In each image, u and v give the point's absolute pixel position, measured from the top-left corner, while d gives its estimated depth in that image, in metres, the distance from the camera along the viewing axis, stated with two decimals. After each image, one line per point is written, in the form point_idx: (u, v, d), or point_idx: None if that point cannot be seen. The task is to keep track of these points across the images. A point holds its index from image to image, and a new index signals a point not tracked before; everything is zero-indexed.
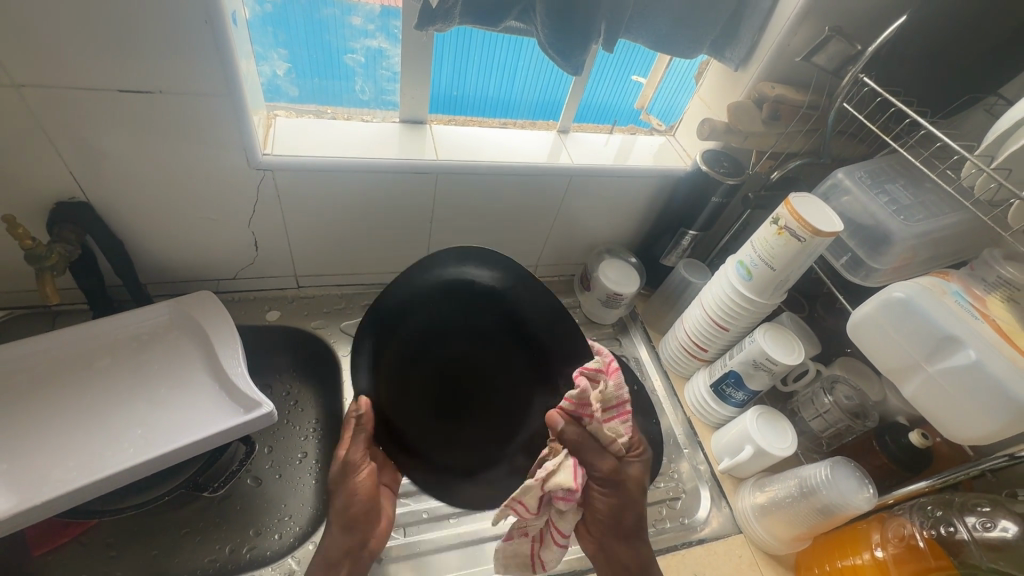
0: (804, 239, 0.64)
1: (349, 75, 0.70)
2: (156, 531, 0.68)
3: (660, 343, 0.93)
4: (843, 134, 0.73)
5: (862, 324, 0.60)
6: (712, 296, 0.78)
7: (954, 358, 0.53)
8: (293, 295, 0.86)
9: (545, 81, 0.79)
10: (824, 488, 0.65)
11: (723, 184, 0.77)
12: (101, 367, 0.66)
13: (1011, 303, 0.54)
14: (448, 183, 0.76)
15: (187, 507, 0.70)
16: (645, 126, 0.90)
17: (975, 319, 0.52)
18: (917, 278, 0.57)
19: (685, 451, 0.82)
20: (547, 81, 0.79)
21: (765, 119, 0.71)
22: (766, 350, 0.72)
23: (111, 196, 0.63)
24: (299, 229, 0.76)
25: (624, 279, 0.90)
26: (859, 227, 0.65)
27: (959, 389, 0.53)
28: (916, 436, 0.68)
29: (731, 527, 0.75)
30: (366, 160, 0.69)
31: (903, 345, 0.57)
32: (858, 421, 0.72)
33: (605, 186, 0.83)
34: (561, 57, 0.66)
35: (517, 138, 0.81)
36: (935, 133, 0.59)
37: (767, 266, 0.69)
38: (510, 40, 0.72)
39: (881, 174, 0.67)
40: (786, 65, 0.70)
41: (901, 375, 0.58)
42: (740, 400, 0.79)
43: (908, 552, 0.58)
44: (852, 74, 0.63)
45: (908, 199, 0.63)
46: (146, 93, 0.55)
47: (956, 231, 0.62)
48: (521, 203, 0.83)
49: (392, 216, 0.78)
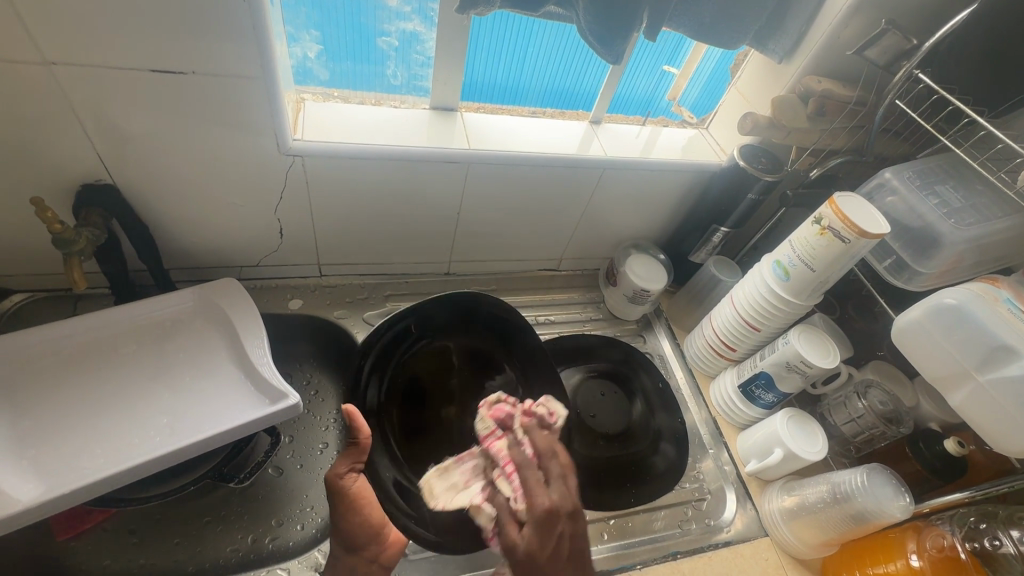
0: (848, 241, 0.62)
1: (381, 58, 0.68)
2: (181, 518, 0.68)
3: (685, 340, 0.91)
4: (888, 132, 0.71)
5: (909, 329, 0.59)
6: (745, 295, 0.77)
7: (1008, 368, 0.51)
8: (315, 283, 0.85)
9: (558, 67, 0.76)
10: (858, 495, 0.63)
11: (760, 180, 0.75)
12: (126, 354, 0.65)
13: None
14: (478, 172, 0.74)
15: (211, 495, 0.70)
16: (677, 118, 0.87)
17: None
18: (972, 283, 0.55)
19: (710, 451, 0.81)
20: (558, 67, 0.76)
21: (810, 114, 0.69)
22: (801, 352, 0.70)
23: (138, 179, 0.62)
24: (325, 216, 0.74)
25: (651, 275, 0.88)
26: (906, 230, 0.63)
27: (1010, 400, 0.51)
28: (951, 444, 0.66)
29: (756, 529, 0.74)
30: (396, 148, 0.67)
31: (953, 353, 0.55)
32: (892, 426, 0.71)
33: (637, 180, 0.81)
34: (601, 45, 0.64)
35: (549, 128, 0.79)
36: (994, 133, 0.56)
37: (806, 267, 0.67)
38: (520, 21, 0.68)
39: (930, 175, 0.64)
40: (834, 58, 0.67)
41: (948, 382, 0.56)
42: (769, 402, 0.78)
43: (949, 564, 0.57)
44: (906, 70, 0.61)
45: (958, 202, 0.61)
46: (177, 73, 0.53)
47: (1007, 236, 0.60)
48: (550, 194, 0.81)
49: (418, 204, 0.77)
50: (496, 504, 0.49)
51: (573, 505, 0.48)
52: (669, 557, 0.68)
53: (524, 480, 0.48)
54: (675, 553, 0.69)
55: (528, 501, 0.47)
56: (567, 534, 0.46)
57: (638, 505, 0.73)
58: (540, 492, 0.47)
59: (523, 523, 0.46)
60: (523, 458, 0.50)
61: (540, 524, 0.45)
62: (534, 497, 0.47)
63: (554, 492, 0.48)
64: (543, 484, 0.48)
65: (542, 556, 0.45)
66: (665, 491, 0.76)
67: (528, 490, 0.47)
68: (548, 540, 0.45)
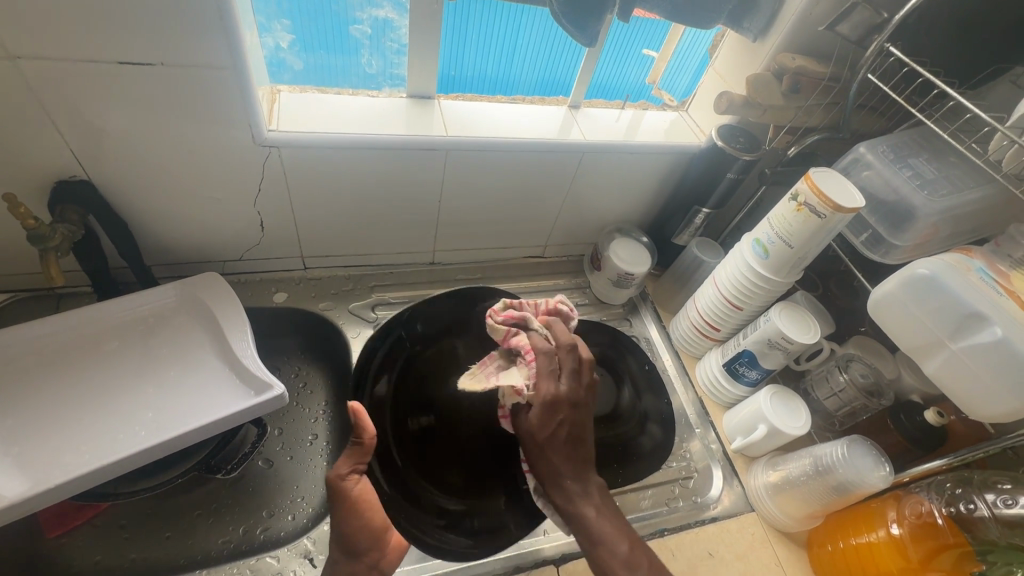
0: (824, 216, 0.62)
1: (355, 47, 0.68)
2: (172, 512, 0.68)
3: (671, 323, 0.92)
4: (863, 108, 0.71)
5: (884, 300, 0.59)
6: (727, 275, 0.77)
7: (979, 335, 0.52)
8: (299, 276, 0.85)
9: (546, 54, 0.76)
10: (839, 466, 0.64)
11: (739, 160, 0.75)
12: (109, 350, 0.65)
13: None
14: (457, 160, 0.74)
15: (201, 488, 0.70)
16: (657, 101, 0.88)
17: (1000, 295, 0.51)
18: (943, 255, 0.56)
19: (697, 431, 0.82)
20: (547, 53, 0.76)
21: (785, 91, 0.69)
22: (782, 329, 0.71)
23: (113, 175, 0.62)
24: (306, 208, 0.74)
25: (634, 258, 0.88)
26: (881, 203, 0.63)
27: (983, 367, 0.52)
28: (933, 414, 0.68)
29: (743, 505, 0.75)
30: (373, 137, 0.67)
31: (926, 322, 0.56)
32: (874, 399, 0.72)
33: (617, 164, 0.81)
34: (576, 28, 0.64)
35: (528, 114, 0.79)
36: (964, 104, 0.57)
37: (784, 244, 0.68)
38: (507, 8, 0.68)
39: (904, 148, 0.65)
40: (807, 34, 0.67)
41: (924, 353, 0.57)
42: (753, 379, 0.79)
43: (926, 530, 0.58)
44: (877, 44, 0.61)
45: (932, 174, 0.62)
46: (145, 65, 0.53)
47: (980, 206, 0.61)
48: (532, 180, 0.81)
49: (399, 193, 0.77)
50: (522, 424, 0.51)
51: (579, 391, 0.52)
52: (657, 534, 0.69)
53: (539, 371, 0.50)
54: (663, 530, 0.70)
55: (537, 386, 0.50)
56: (569, 420, 0.51)
57: (626, 484, 0.74)
58: (549, 381, 0.50)
59: (534, 406, 0.50)
60: (543, 359, 0.51)
61: (547, 409, 0.50)
62: (541, 385, 0.50)
63: (565, 383, 0.51)
64: (553, 373, 0.51)
65: (539, 438, 0.50)
66: (652, 470, 0.76)
67: (539, 377, 0.50)
68: (550, 422, 0.50)
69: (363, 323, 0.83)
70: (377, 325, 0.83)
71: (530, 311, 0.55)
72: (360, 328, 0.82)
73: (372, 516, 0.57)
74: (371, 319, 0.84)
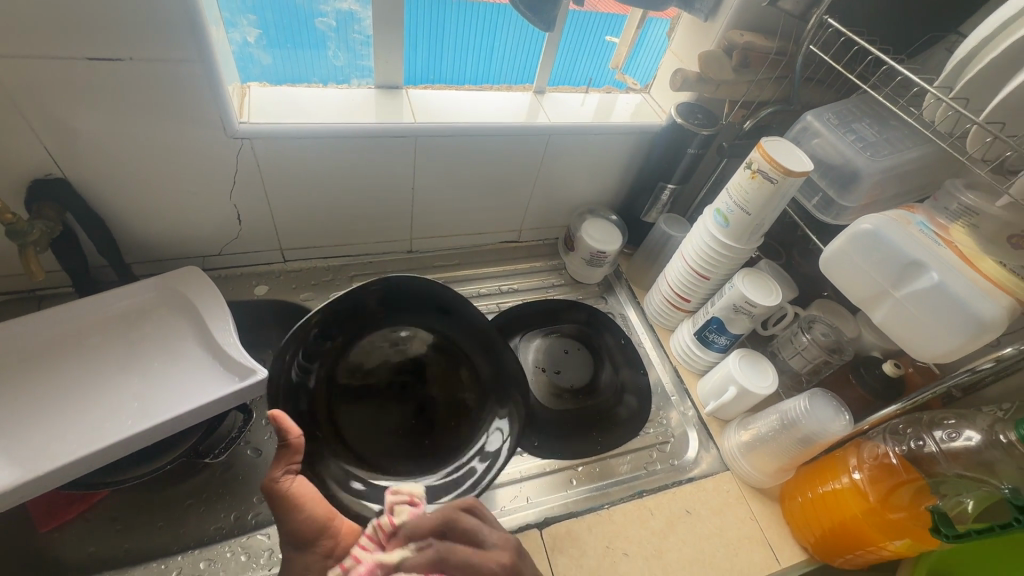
0: (776, 181, 0.66)
1: (321, 40, 0.70)
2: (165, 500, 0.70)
3: (645, 299, 0.95)
4: (811, 80, 0.75)
5: (834, 258, 0.63)
6: (692, 246, 0.81)
7: (919, 281, 0.55)
8: (279, 269, 0.86)
9: (522, 44, 0.80)
10: (803, 419, 0.68)
11: (698, 135, 0.79)
12: (92, 344, 0.66)
13: (972, 230, 0.57)
14: (427, 146, 0.76)
15: (193, 476, 0.72)
16: (621, 86, 0.91)
17: (938, 246, 0.55)
18: (885, 212, 0.60)
19: (673, 399, 0.85)
20: (523, 44, 0.80)
21: (735, 66, 0.72)
22: (745, 293, 0.74)
23: (88, 172, 0.63)
24: (281, 200, 0.76)
25: (605, 237, 0.91)
26: (829, 167, 0.67)
27: (925, 311, 0.55)
28: (889, 367, 0.71)
29: (718, 465, 0.78)
30: (343, 126, 0.69)
31: (872, 274, 0.59)
32: (835, 355, 0.76)
33: (583, 145, 0.84)
34: (533, 13, 0.67)
35: (495, 101, 0.81)
36: (897, 69, 0.61)
37: (742, 211, 0.71)
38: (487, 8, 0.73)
39: (848, 115, 0.68)
40: (753, 11, 0.71)
41: (871, 305, 0.61)
42: (723, 345, 0.82)
43: (883, 470, 0.62)
44: (816, 17, 0.65)
45: (874, 137, 0.65)
46: (115, 61, 0.55)
47: (919, 165, 0.65)
48: (502, 165, 0.84)
49: (373, 182, 0.79)
50: None
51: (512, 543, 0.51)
52: (636, 495, 0.72)
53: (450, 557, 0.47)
54: (642, 492, 0.73)
55: (481, 571, 0.47)
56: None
57: (606, 451, 0.77)
58: (487, 553, 0.48)
59: None
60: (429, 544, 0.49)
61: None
62: (484, 558, 0.48)
63: (494, 544, 0.50)
64: (482, 545, 0.49)
65: None
66: (631, 437, 0.79)
67: (472, 562, 0.47)
68: None
69: None
70: None
71: (378, 525, 0.52)
72: None
73: (316, 508, 0.53)
74: None
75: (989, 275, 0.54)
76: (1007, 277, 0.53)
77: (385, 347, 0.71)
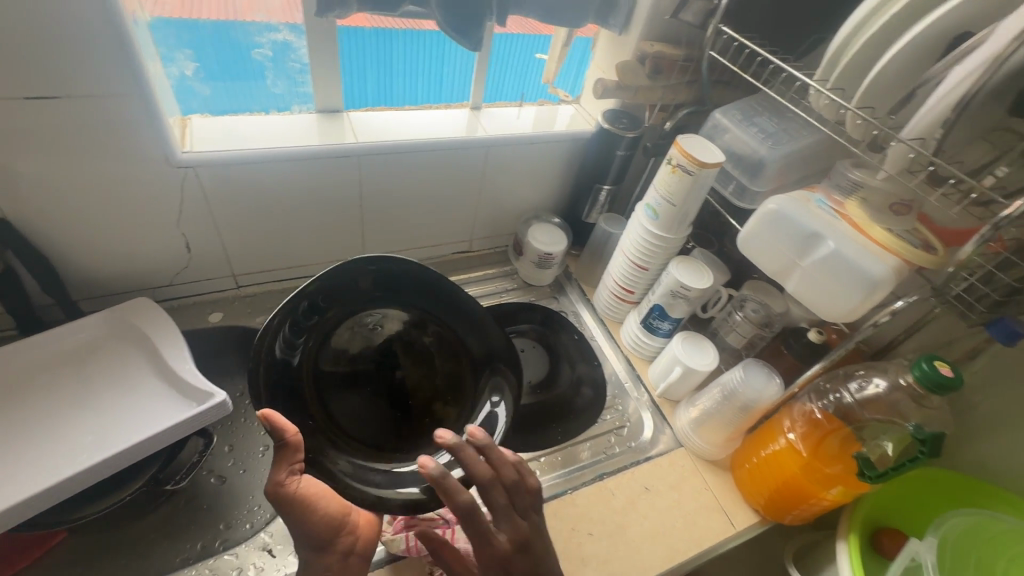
0: (693, 173, 0.72)
1: (259, 70, 0.73)
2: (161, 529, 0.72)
3: (593, 295, 1.00)
4: (718, 82, 0.83)
5: (748, 239, 0.69)
6: (629, 241, 0.86)
7: (819, 250, 0.62)
8: (233, 295, 0.87)
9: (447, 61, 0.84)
10: (740, 388, 0.74)
11: (624, 137, 0.85)
12: (40, 383, 0.66)
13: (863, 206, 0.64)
14: (371, 165, 0.80)
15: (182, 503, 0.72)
16: (554, 98, 0.97)
17: (834, 217, 0.62)
18: (789, 193, 0.67)
19: (627, 387, 0.90)
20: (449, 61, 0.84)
21: (648, 74, 0.80)
22: (679, 279, 0.81)
23: (28, 210, 0.63)
24: (230, 226, 0.78)
25: (551, 239, 0.96)
26: (739, 158, 0.74)
27: (828, 277, 0.62)
28: (813, 334, 0.78)
29: (673, 443, 0.82)
30: (287, 149, 0.72)
31: (781, 250, 0.66)
32: (765, 329, 0.83)
33: (521, 155, 0.90)
34: (460, 34, 0.72)
35: (433, 118, 0.86)
36: (781, 66, 0.68)
37: (668, 204, 0.78)
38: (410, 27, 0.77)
39: (751, 110, 0.76)
40: (659, 24, 0.78)
41: (784, 274, 0.68)
42: (667, 330, 0.88)
43: (813, 426, 0.69)
44: (712, 26, 0.72)
45: (773, 128, 0.73)
46: (51, 99, 0.56)
47: (815, 150, 0.73)
48: (446, 178, 0.88)
49: (321, 202, 0.81)
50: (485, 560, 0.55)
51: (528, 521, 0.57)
52: (597, 478, 0.75)
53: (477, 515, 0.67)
54: (603, 475, 0.76)
55: (489, 547, 0.54)
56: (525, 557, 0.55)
57: (566, 440, 0.81)
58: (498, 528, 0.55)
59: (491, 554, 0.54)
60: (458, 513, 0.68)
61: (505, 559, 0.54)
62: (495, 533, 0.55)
63: (505, 528, 0.55)
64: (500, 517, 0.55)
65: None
66: (589, 425, 0.83)
67: (484, 534, 0.54)
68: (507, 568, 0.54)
69: None
70: None
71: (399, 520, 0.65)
72: None
73: (328, 503, 0.58)
74: None
75: (880, 241, 0.59)
76: (896, 240, 0.58)
77: (368, 329, 0.68)
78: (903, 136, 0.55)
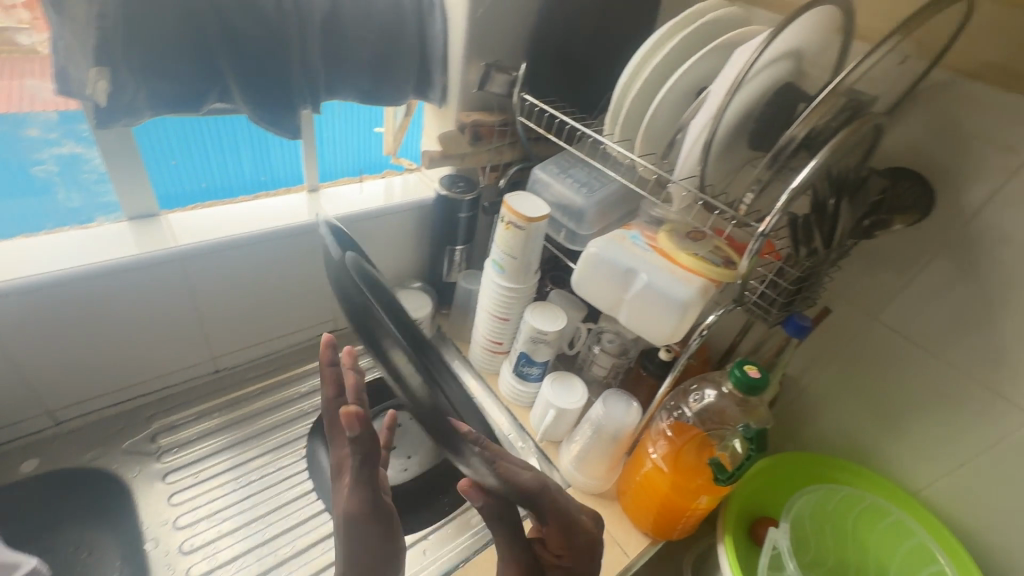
0: (524, 228, 0.77)
1: (46, 187, 0.68)
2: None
3: (468, 351, 1.01)
4: (537, 140, 0.91)
5: (580, 283, 0.74)
6: (485, 296, 0.89)
7: (636, 285, 0.69)
8: (53, 434, 0.76)
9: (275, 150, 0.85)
10: (605, 421, 0.77)
11: (464, 200, 0.89)
12: None
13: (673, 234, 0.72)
14: (199, 266, 0.75)
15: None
16: (400, 168, 1.02)
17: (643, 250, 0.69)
18: (606, 236, 0.73)
19: (512, 438, 0.90)
20: (276, 150, 0.85)
21: (470, 141, 0.85)
22: (535, 325, 0.84)
23: None
24: (34, 358, 0.68)
25: (415, 305, 0.97)
26: (561, 208, 0.81)
27: (648, 307, 0.69)
28: (664, 353, 0.83)
29: (561, 485, 0.84)
30: (92, 266, 0.66)
31: (608, 288, 0.72)
32: (623, 357, 0.89)
33: (369, 228, 0.91)
34: (271, 123, 0.74)
35: (266, 207, 0.84)
36: (575, 124, 0.76)
37: (510, 257, 0.82)
38: (215, 120, 0.76)
39: (566, 163, 0.84)
40: (469, 96, 0.86)
41: (617, 307, 0.73)
42: (538, 374, 0.91)
43: (670, 444, 0.73)
44: (516, 94, 0.79)
45: (585, 177, 0.81)
46: None
47: (624, 192, 0.82)
48: (291, 264, 0.85)
49: (147, 313, 0.75)
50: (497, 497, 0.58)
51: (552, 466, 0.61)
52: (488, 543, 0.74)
53: None
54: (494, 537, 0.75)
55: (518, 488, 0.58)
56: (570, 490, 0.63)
57: (455, 509, 0.79)
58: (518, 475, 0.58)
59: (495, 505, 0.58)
60: None
61: None
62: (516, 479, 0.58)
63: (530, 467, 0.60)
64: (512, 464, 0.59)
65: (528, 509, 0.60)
66: None
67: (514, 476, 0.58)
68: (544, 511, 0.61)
69: (145, 457, 0.78)
70: (162, 454, 0.79)
71: None
72: (141, 464, 0.77)
73: (364, 541, 0.57)
74: (154, 450, 0.79)
75: (686, 266, 0.66)
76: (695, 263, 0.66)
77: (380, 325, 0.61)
78: (676, 181, 0.62)
